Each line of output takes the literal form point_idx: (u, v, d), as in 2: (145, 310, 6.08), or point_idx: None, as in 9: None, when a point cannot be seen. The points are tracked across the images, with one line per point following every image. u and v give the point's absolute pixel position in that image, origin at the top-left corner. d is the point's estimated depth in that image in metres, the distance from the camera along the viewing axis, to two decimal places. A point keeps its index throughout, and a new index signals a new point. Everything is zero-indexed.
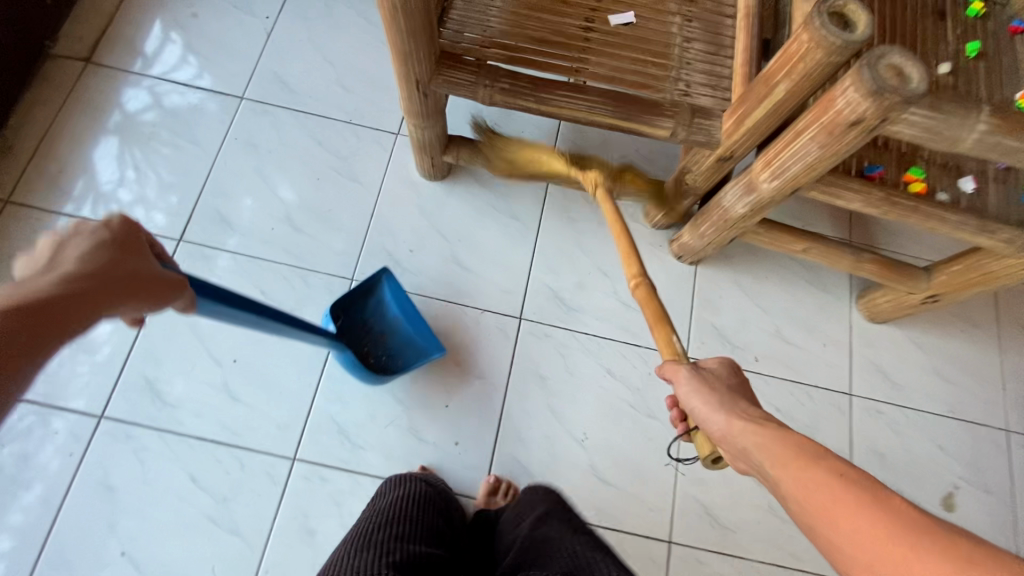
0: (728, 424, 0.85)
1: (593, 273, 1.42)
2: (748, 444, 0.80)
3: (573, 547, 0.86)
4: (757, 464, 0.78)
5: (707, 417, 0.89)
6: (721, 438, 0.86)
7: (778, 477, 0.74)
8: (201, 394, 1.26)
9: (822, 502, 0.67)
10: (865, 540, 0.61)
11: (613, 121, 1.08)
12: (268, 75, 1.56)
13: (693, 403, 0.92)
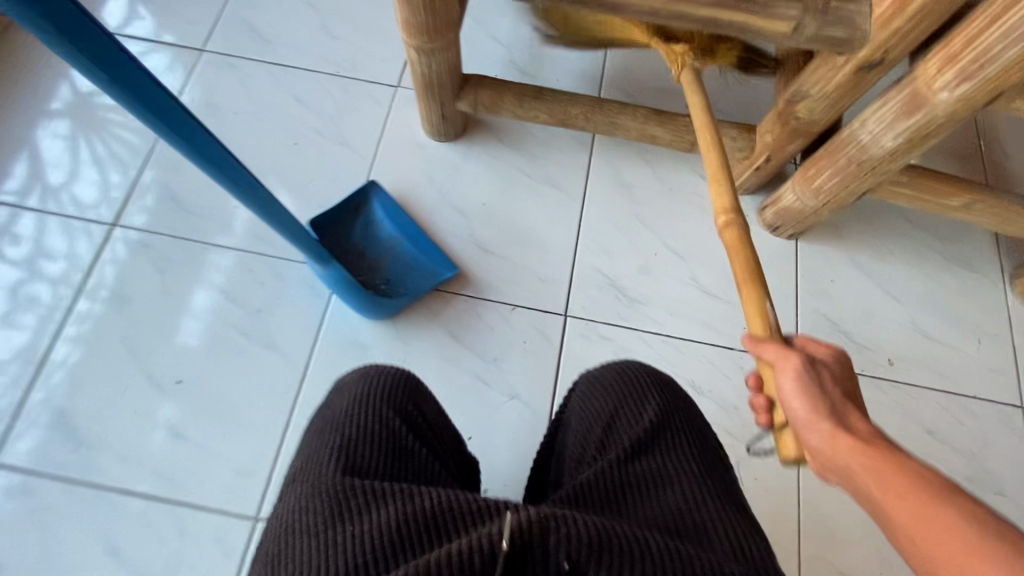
0: (828, 432, 0.56)
1: (661, 254, 1.07)
2: (851, 460, 0.54)
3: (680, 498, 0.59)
4: (868, 491, 0.52)
5: (810, 426, 0.57)
6: (824, 455, 0.56)
7: (881, 505, 0.51)
8: (131, 432, 0.91)
9: (938, 550, 0.46)
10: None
11: (709, 17, 0.70)
12: (234, 22, 1.21)
13: (794, 399, 0.59)
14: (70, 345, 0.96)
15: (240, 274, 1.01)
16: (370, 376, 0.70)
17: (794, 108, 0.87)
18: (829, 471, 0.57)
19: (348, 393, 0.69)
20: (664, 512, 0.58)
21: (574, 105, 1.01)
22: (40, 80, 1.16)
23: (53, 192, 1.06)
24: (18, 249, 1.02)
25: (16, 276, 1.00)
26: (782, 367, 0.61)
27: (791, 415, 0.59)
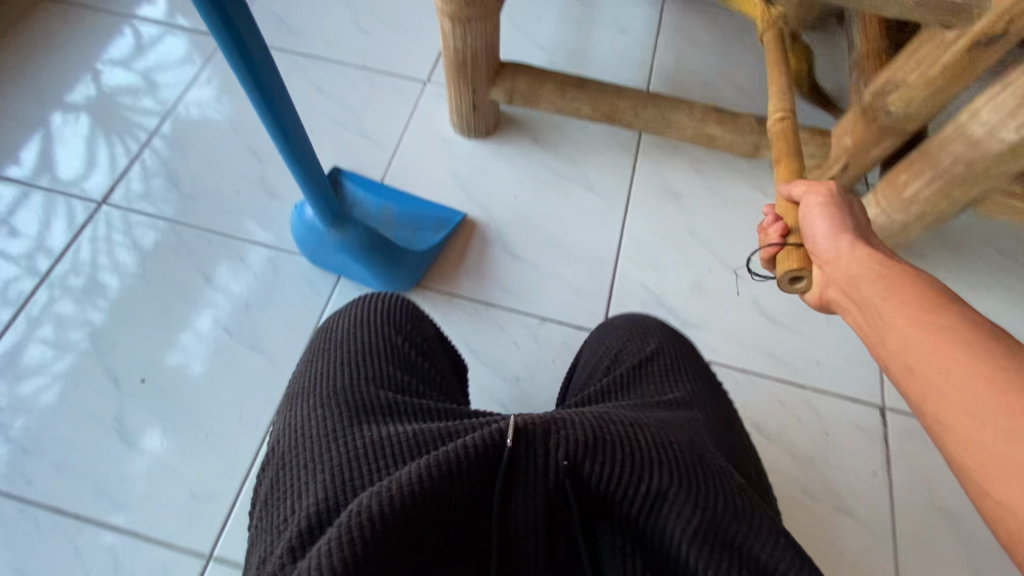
0: (848, 247, 0.53)
1: (715, 272, 0.93)
2: (858, 271, 0.51)
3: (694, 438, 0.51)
4: (867, 298, 0.49)
5: (828, 239, 0.55)
6: (833, 266, 0.54)
7: (880, 318, 0.47)
8: (74, 435, 0.76)
9: (929, 361, 0.42)
10: (986, 426, 0.37)
11: None
12: (262, 12, 1.14)
13: (817, 221, 0.57)
14: (53, 349, 0.82)
15: (229, 262, 0.88)
16: (366, 296, 0.60)
17: (884, 101, 0.75)
18: (831, 287, 0.55)
19: (346, 317, 0.58)
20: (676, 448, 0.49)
21: (622, 98, 0.90)
22: (57, 60, 1.07)
23: (61, 185, 0.95)
24: (14, 243, 0.90)
25: (7, 271, 0.88)
26: (811, 195, 0.60)
27: (810, 236, 0.58)
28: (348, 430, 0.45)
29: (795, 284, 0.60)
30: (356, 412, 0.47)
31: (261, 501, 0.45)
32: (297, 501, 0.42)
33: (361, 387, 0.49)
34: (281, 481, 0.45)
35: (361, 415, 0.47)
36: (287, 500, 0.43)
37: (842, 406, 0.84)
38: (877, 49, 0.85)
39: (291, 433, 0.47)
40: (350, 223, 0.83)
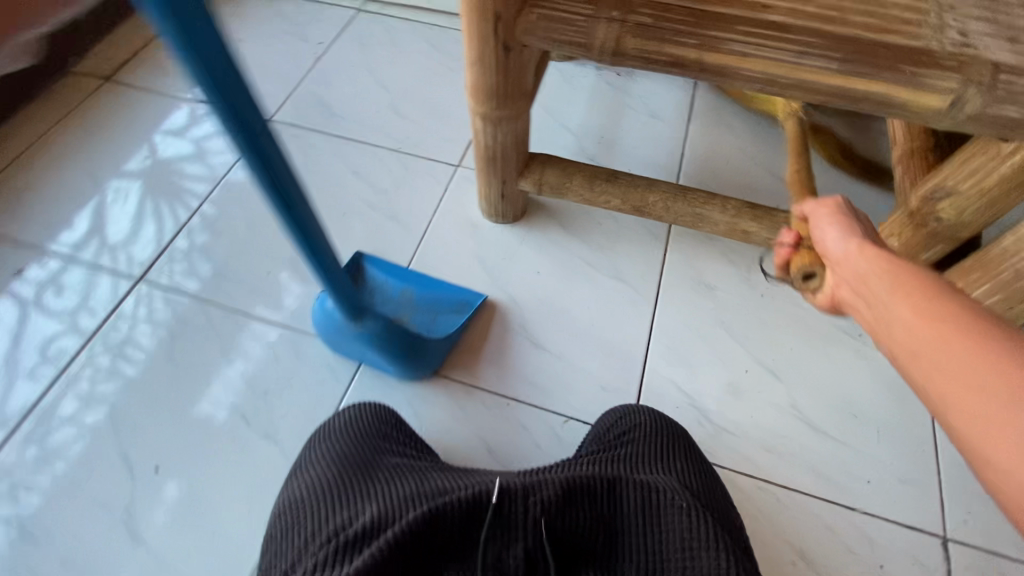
0: (856, 247, 0.49)
1: (753, 372, 0.87)
2: (869, 267, 0.47)
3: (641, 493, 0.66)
4: (876, 295, 0.45)
5: (831, 245, 0.52)
6: (841, 265, 0.50)
7: (883, 305, 0.44)
8: (85, 527, 0.75)
9: (933, 347, 0.39)
10: (992, 413, 0.34)
11: (839, 87, 0.60)
12: (307, 98, 1.20)
13: (827, 230, 0.54)
14: (83, 406, 0.83)
15: (256, 347, 0.88)
16: (354, 405, 0.79)
17: (933, 207, 0.72)
18: (842, 284, 0.51)
19: (342, 420, 0.78)
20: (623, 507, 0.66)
21: (653, 192, 0.88)
22: (117, 137, 1.14)
23: (110, 247, 1.00)
24: (59, 300, 0.94)
25: (51, 327, 0.91)
26: (818, 207, 0.57)
27: (817, 243, 0.55)
28: (373, 483, 0.68)
29: (809, 282, 0.60)
30: (379, 472, 0.70)
31: (287, 531, 0.66)
32: (332, 529, 0.63)
33: (385, 454, 0.73)
34: (315, 516, 0.66)
35: (384, 475, 0.70)
36: (320, 527, 0.64)
37: (896, 535, 0.76)
38: (920, 147, 0.83)
39: (325, 483, 0.69)
40: (366, 315, 0.82)
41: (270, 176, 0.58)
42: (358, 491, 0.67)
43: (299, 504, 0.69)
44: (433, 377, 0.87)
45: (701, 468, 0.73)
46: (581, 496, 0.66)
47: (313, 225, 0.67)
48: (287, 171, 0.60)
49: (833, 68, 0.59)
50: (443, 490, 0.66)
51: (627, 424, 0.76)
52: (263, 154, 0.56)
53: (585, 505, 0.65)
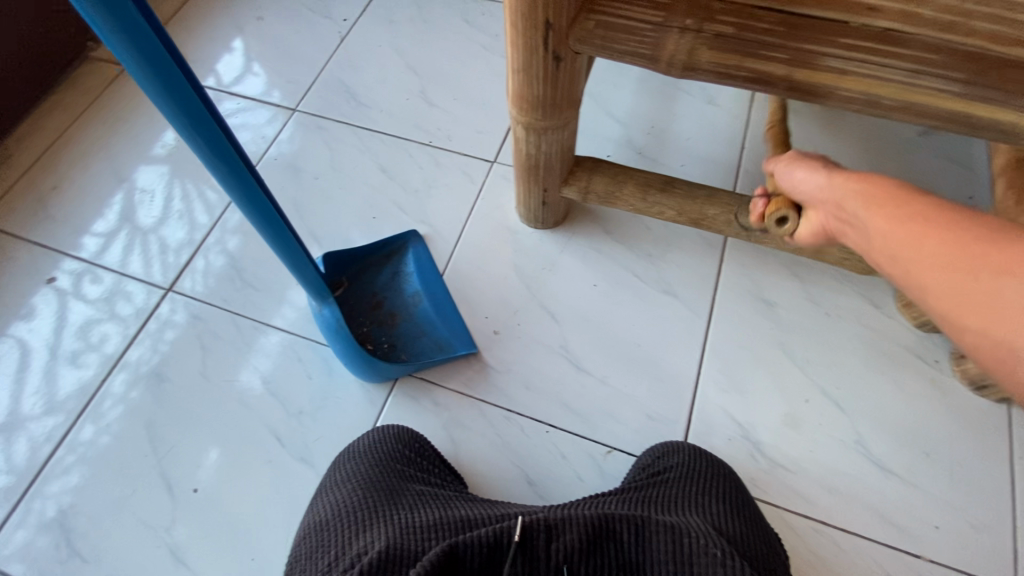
0: (828, 179, 0.51)
1: (813, 402, 0.81)
2: (843, 191, 0.48)
3: (677, 540, 0.61)
4: (856, 214, 0.46)
5: (803, 184, 0.54)
6: (819, 198, 0.51)
7: (862, 218, 0.45)
8: (130, 546, 0.75)
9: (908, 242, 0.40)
10: (961, 280, 0.36)
11: (957, 113, 0.50)
12: (332, 86, 1.12)
13: (796, 175, 0.55)
14: (130, 385, 0.86)
15: (280, 363, 0.86)
16: (377, 428, 0.75)
17: None
18: (826, 216, 0.51)
19: (365, 444, 0.74)
20: (659, 555, 0.61)
21: (712, 205, 0.80)
22: (138, 130, 1.09)
23: (141, 232, 0.98)
24: (95, 288, 0.94)
25: (89, 313, 0.92)
26: (779, 161, 0.58)
27: (791, 189, 0.56)
28: (394, 509, 0.65)
29: (784, 227, 0.58)
30: (404, 499, 0.67)
31: (310, 555, 0.63)
32: (352, 555, 0.60)
33: (410, 481, 0.70)
34: (337, 541, 0.63)
35: (406, 502, 0.66)
36: (342, 553, 0.61)
37: None
38: None
39: (349, 507, 0.66)
40: (334, 302, 0.77)
41: (212, 151, 0.53)
42: (382, 516, 0.64)
43: (322, 527, 0.65)
44: (468, 400, 0.83)
45: (746, 517, 0.67)
46: (609, 537, 0.63)
47: (269, 203, 0.62)
48: (232, 143, 0.54)
49: (953, 91, 0.49)
50: (468, 524, 0.63)
51: (662, 463, 0.73)
52: (203, 127, 0.51)
53: (610, 550, 0.62)
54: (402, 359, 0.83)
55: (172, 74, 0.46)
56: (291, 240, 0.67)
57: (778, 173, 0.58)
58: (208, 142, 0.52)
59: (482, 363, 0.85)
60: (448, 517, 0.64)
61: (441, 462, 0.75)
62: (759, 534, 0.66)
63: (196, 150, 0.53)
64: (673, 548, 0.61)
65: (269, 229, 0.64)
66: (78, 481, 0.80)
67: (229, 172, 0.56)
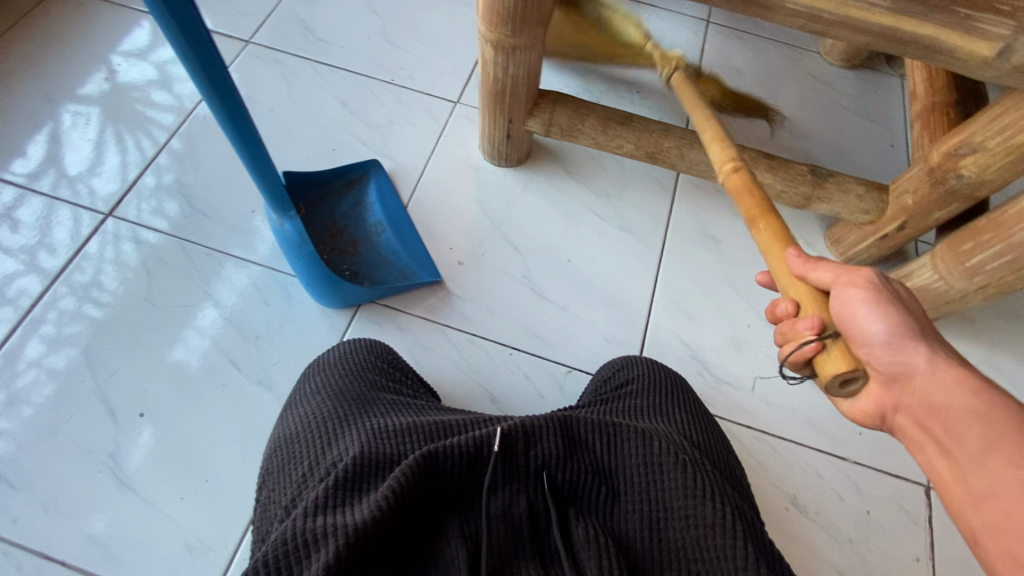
0: (925, 366, 0.50)
1: (754, 326, 0.88)
2: (927, 395, 0.50)
3: (646, 443, 0.63)
4: (962, 439, 0.48)
5: (889, 347, 0.50)
6: (904, 381, 0.51)
7: (976, 450, 0.47)
8: (60, 470, 0.70)
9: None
10: (994, 471, 0.45)
11: (886, 27, 0.55)
12: (289, 21, 1.08)
13: (871, 319, 0.49)
14: (65, 319, 0.79)
15: (234, 289, 0.83)
16: (345, 345, 0.74)
17: (956, 163, 0.71)
18: (897, 400, 0.52)
19: (333, 359, 0.72)
20: (631, 456, 0.63)
21: (667, 138, 0.84)
22: (69, 56, 1.02)
23: (69, 176, 0.91)
24: (18, 233, 0.86)
25: (9, 261, 0.83)
26: (847, 287, 0.50)
27: (855, 331, 0.50)
28: (367, 418, 0.64)
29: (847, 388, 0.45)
30: (375, 409, 0.66)
31: (283, 466, 0.62)
32: (327, 464, 0.60)
33: (382, 392, 0.69)
34: (311, 452, 0.62)
35: (378, 411, 0.66)
36: (316, 463, 0.61)
37: (883, 483, 0.79)
38: (942, 101, 0.82)
39: (319, 419, 0.65)
40: (296, 216, 0.78)
41: (174, 19, 0.51)
42: (355, 424, 0.63)
43: (292, 440, 0.64)
44: (432, 325, 0.83)
45: (705, 424, 0.71)
46: (583, 444, 0.64)
47: (231, 86, 0.59)
48: (200, 22, 0.53)
49: (883, 6, 0.54)
50: (444, 432, 0.63)
51: (625, 375, 0.75)
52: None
53: (585, 457, 0.63)
54: (364, 284, 0.83)
55: None
56: (251, 131, 0.65)
57: (843, 311, 0.50)
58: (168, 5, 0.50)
59: (446, 291, 0.86)
60: (424, 422, 0.64)
61: (410, 377, 0.74)
62: (718, 438, 0.70)
63: (157, 15, 0.51)
64: (645, 452, 0.63)
65: (228, 114, 0.62)
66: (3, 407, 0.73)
67: (191, 44, 0.54)
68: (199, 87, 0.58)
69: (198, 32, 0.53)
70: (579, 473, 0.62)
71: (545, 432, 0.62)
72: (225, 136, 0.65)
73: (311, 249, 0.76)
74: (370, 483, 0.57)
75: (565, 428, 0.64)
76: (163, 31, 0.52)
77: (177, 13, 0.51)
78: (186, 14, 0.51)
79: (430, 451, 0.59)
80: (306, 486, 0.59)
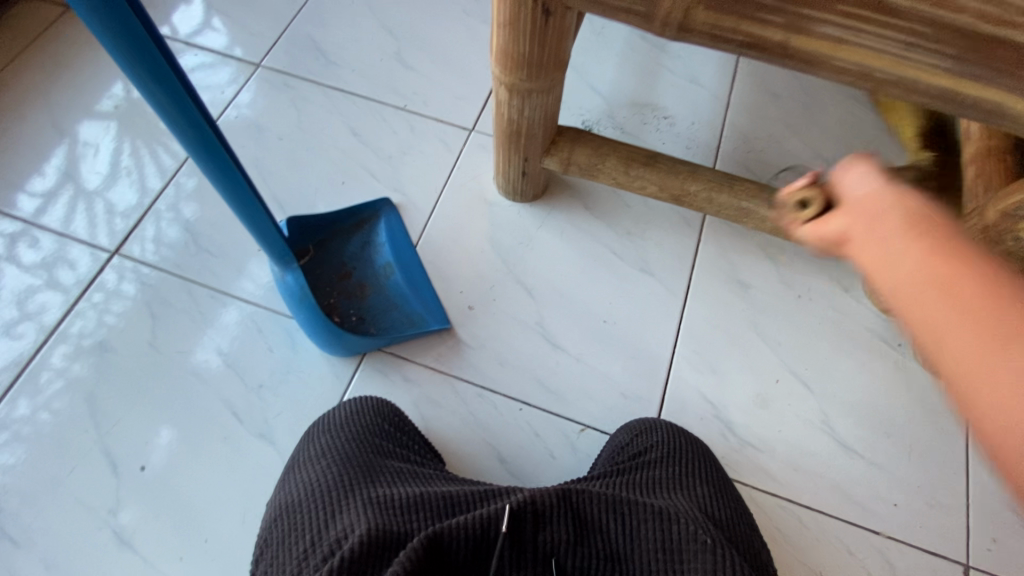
0: (885, 193, 0.42)
1: (783, 382, 0.82)
2: (889, 227, 0.40)
3: (665, 526, 0.59)
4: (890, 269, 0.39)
5: (857, 179, 0.44)
6: (872, 210, 0.42)
7: (897, 232, 0.40)
8: (60, 525, 0.69)
9: (939, 289, 0.36)
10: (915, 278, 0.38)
11: (946, 90, 0.49)
12: (302, 43, 1.05)
13: (855, 176, 0.44)
14: (71, 359, 0.78)
15: (239, 332, 0.80)
16: (352, 401, 0.72)
17: (1013, 225, 0.64)
18: (857, 227, 0.42)
19: (339, 416, 0.70)
20: (648, 539, 0.59)
21: (695, 180, 0.79)
22: (79, 80, 1.00)
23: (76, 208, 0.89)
24: (25, 267, 0.84)
25: (14, 300, 0.82)
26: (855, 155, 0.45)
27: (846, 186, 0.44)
28: (372, 487, 0.61)
29: (800, 212, 0.45)
30: (379, 476, 0.63)
31: (283, 538, 0.59)
32: (329, 542, 0.56)
33: (387, 457, 0.66)
34: (312, 524, 0.58)
35: (383, 479, 0.62)
36: (317, 539, 0.57)
37: (919, 561, 0.74)
38: (997, 146, 0.75)
39: (323, 486, 0.62)
40: (299, 267, 0.75)
41: (159, 87, 0.48)
42: (359, 495, 0.60)
43: (293, 508, 0.61)
44: (440, 376, 0.80)
45: (730, 500, 0.66)
46: (594, 525, 0.60)
47: (220, 145, 0.56)
48: (185, 89, 0.50)
49: (942, 67, 0.48)
50: (452, 508, 0.60)
51: (643, 441, 0.71)
52: (146, 55, 0.45)
53: (596, 540, 0.60)
54: (370, 332, 0.79)
55: (126, 16, 0.42)
56: (246, 186, 0.61)
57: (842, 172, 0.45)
58: (149, 70, 0.46)
59: (456, 338, 0.82)
60: (430, 495, 0.60)
61: (416, 438, 0.71)
62: (742, 517, 0.65)
63: (139, 85, 0.48)
64: (662, 537, 0.58)
65: (220, 170, 0.58)
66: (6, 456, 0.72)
67: (178, 108, 0.50)
68: (188, 147, 0.54)
69: (184, 98, 0.50)
70: (590, 560, 0.59)
71: (555, 512, 0.59)
72: (222, 196, 0.61)
73: (313, 300, 0.73)
74: (372, 564, 0.53)
75: (575, 508, 0.60)
76: (148, 100, 0.49)
77: (162, 81, 0.47)
78: (171, 82, 0.48)
79: (437, 531, 0.55)
80: (305, 563, 0.55)
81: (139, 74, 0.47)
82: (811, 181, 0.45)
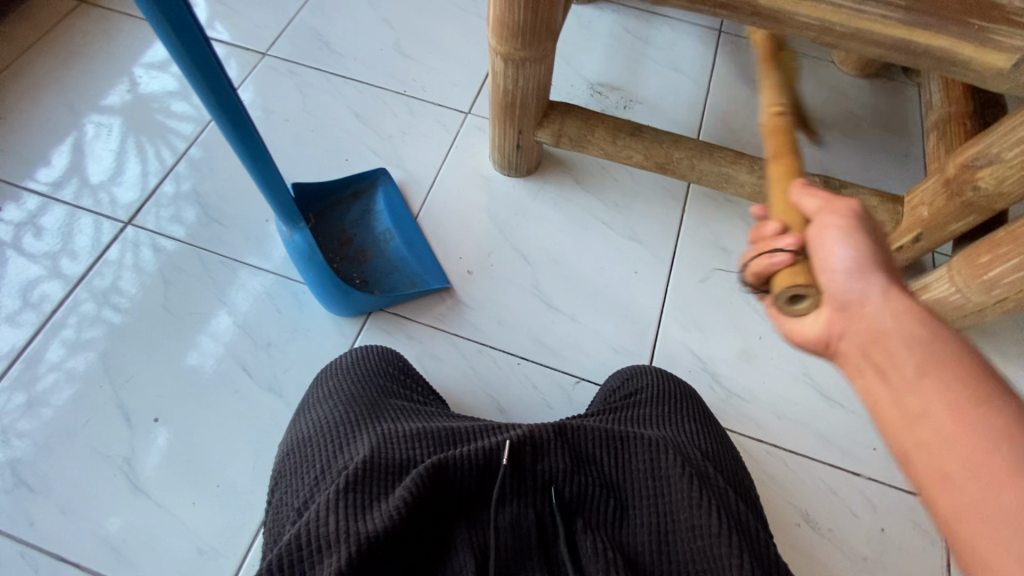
0: (875, 295, 0.42)
1: (765, 338, 0.87)
2: (889, 332, 0.41)
3: (655, 456, 0.62)
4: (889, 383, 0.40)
5: (850, 271, 0.43)
6: (857, 312, 0.43)
7: (920, 395, 0.39)
8: (77, 474, 0.72)
9: (968, 479, 0.35)
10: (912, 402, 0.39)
11: (899, 39, 0.55)
12: (306, 35, 1.11)
13: (841, 269, 0.43)
14: (86, 321, 0.81)
15: (248, 295, 0.84)
16: (358, 350, 0.75)
17: (972, 175, 0.70)
18: (844, 329, 0.43)
19: (347, 363, 0.73)
20: (640, 468, 0.62)
21: (678, 148, 0.84)
22: (92, 68, 1.04)
23: (92, 184, 0.93)
24: (42, 239, 0.88)
25: (33, 268, 0.85)
26: (831, 222, 0.45)
27: (824, 272, 0.44)
28: (378, 422, 0.64)
29: (793, 305, 0.46)
30: (385, 413, 0.66)
31: (295, 469, 0.62)
32: (339, 467, 0.59)
33: (392, 398, 0.69)
34: (322, 455, 0.62)
35: (389, 416, 0.66)
36: (328, 466, 0.60)
37: (899, 501, 0.78)
38: (959, 112, 0.81)
39: (333, 422, 0.65)
40: (306, 228, 0.79)
41: (180, 41, 0.52)
42: (367, 429, 0.63)
43: (305, 443, 0.64)
44: (440, 334, 0.84)
45: (715, 436, 0.70)
46: (589, 457, 0.64)
47: (235, 100, 0.60)
48: (205, 46, 0.54)
49: (895, 17, 0.54)
50: (454, 440, 0.63)
51: (634, 385, 0.75)
52: (171, 11, 0.50)
53: (592, 470, 0.63)
54: (374, 293, 0.83)
55: None
56: (256, 141, 0.66)
57: (827, 254, 0.44)
58: (173, 24, 0.51)
59: (455, 299, 0.86)
60: (434, 428, 0.64)
61: (419, 384, 0.75)
62: (726, 451, 0.69)
63: (163, 38, 0.52)
64: (652, 464, 0.62)
65: (234, 125, 0.63)
66: (23, 411, 0.75)
67: (195, 63, 0.55)
68: (205, 101, 0.59)
69: (204, 53, 0.54)
70: (586, 486, 0.62)
71: (552, 444, 0.63)
72: (234, 150, 0.66)
73: (320, 258, 0.78)
74: (380, 487, 0.57)
75: (571, 440, 0.64)
76: (170, 53, 0.54)
77: (183, 36, 0.52)
78: (192, 36, 0.52)
79: (442, 460, 0.59)
80: (317, 488, 0.59)
81: (163, 28, 0.51)
82: (792, 263, 0.44)
